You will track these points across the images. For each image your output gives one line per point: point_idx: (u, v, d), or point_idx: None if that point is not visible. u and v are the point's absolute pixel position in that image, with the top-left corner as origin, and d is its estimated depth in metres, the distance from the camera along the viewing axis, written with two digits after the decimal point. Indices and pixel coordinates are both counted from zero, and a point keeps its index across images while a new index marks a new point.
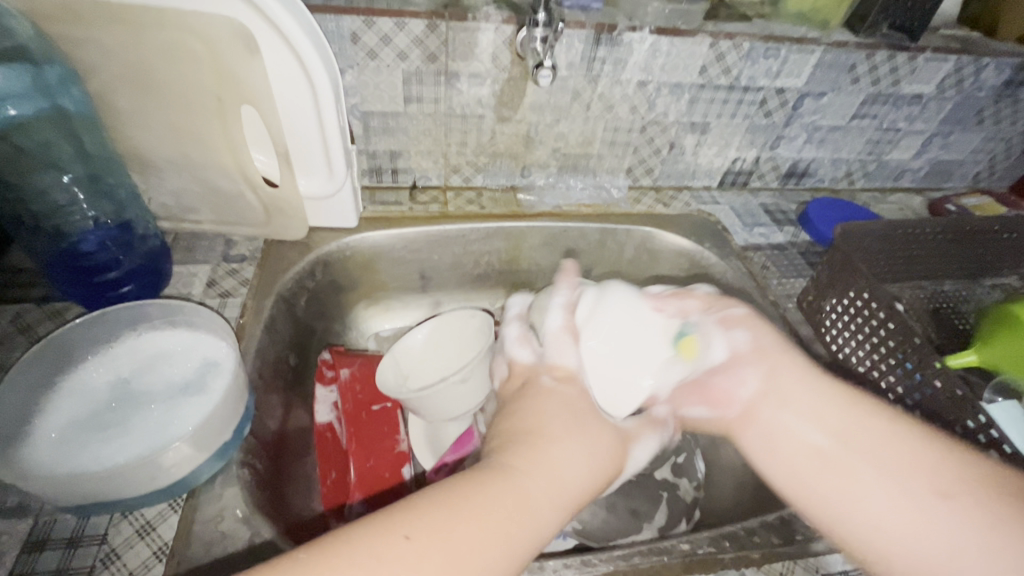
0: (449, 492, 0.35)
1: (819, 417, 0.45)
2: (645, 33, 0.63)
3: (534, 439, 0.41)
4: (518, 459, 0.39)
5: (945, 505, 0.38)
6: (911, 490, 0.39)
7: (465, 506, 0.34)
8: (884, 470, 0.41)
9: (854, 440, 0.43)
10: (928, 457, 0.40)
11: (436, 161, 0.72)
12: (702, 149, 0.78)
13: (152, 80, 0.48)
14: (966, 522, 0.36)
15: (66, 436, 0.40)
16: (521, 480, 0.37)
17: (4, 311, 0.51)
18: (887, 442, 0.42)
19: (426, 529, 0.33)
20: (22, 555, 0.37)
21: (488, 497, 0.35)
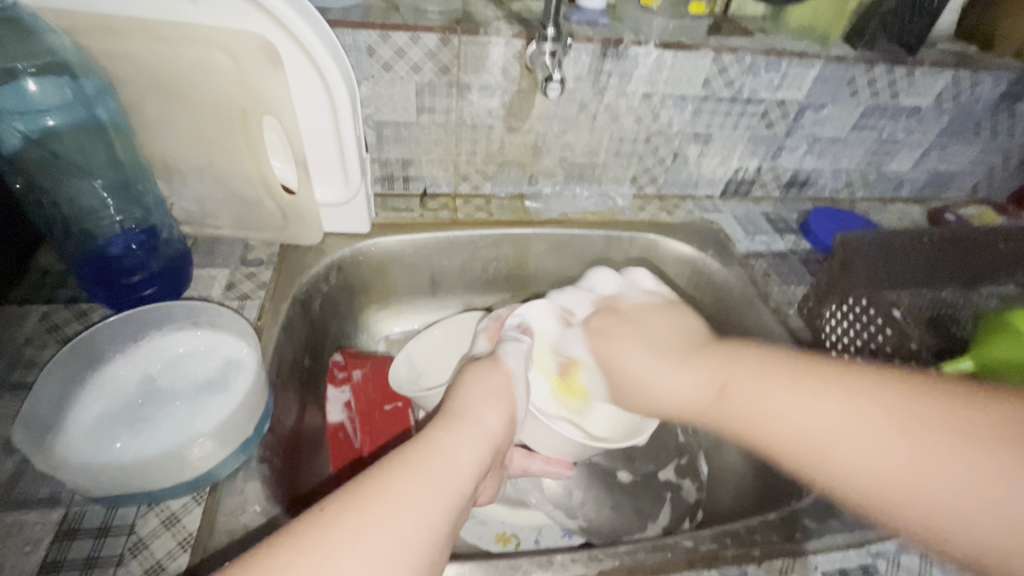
0: (352, 500, 0.33)
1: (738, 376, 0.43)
2: (650, 47, 0.65)
3: (426, 444, 0.39)
4: (413, 462, 0.37)
5: (857, 419, 0.35)
6: (833, 412, 0.36)
7: (364, 515, 0.32)
8: (802, 409, 0.38)
9: (772, 391, 0.40)
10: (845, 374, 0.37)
11: (446, 169, 0.74)
12: (705, 158, 0.80)
13: (180, 92, 0.51)
14: (884, 423, 0.34)
15: (97, 429, 0.42)
16: (420, 481, 0.36)
17: (33, 312, 0.53)
18: (791, 384, 0.39)
19: (337, 538, 0.31)
20: (55, 544, 0.39)
21: (391, 499, 0.34)
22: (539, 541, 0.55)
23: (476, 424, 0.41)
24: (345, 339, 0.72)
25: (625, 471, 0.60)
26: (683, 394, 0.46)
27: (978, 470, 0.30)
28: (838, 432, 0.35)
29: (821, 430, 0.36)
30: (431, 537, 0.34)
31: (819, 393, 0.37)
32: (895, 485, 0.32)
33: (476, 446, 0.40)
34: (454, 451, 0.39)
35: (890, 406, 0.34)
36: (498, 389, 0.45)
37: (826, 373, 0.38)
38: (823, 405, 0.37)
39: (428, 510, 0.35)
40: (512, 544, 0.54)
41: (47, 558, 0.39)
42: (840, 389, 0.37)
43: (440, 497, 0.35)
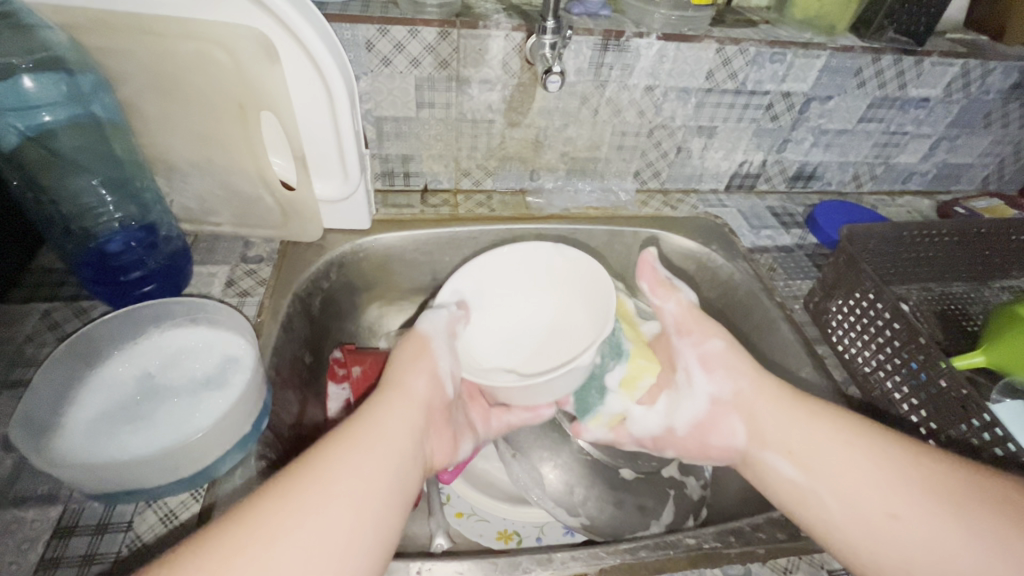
0: (283, 485, 0.36)
1: (786, 445, 0.47)
2: (652, 39, 0.64)
3: (353, 421, 0.42)
4: (340, 438, 0.40)
5: (910, 506, 0.40)
6: (895, 497, 0.41)
7: (301, 497, 0.35)
8: (860, 470, 0.43)
9: (837, 452, 0.44)
10: (887, 455, 0.42)
11: (447, 165, 0.74)
12: (709, 152, 0.79)
13: (178, 89, 0.50)
14: (924, 524, 0.39)
15: (95, 427, 0.42)
16: (353, 452, 0.39)
17: (35, 309, 0.54)
18: (864, 450, 0.43)
19: (270, 517, 0.34)
20: (53, 540, 0.39)
21: (326, 475, 0.37)
22: (541, 539, 0.55)
23: (403, 393, 0.45)
24: (347, 336, 0.71)
25: (629, 469, 0.58)
26: (803, 445, 0.46)
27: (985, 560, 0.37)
28: (882, 504, 0.41)
29: (867, 501, 0.41)
30: (371, 502, 0.37)
31: (901, 479, 0.41)
32: (918, 560, 0.38)
33: (404, 415, 0.44)
34: (387, 424, 0.42)
35: (944, 492, 0.39)
36: (415, 351, 0.49)
37: (908, 459, 0.42)
38: (887, 487, 0.41)
39: (367, 477, 0.38)
40: (514, 541, 0.54)
41: (45, 554, 0.39)
42: (909, 471, 0.41)
43: (372, 461, 0.39)
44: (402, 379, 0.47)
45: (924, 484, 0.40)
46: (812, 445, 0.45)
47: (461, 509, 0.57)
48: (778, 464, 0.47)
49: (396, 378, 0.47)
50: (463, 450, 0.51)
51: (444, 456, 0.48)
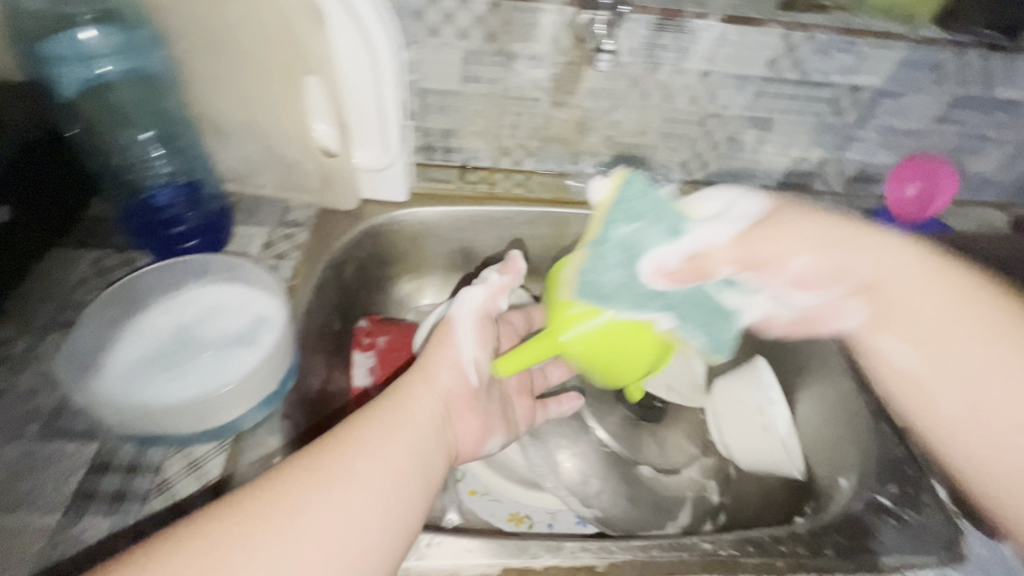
0: (324, 446, 0.37)
1: (906, 336, 0.53)
2: (713, 21, 0.61)
3: (386, 405, 0.43)
4: (371, 420, 0.41)
5: (930, 371, 0.51)
6: (902, 262, 0.53)
7: (331, 458, 0.36)
8: (963, 329, 0.50)
9: (831, 231, 0.54)
10: (952, 324, 0.50)
11: (488, 142, 0.73)
12: (763, 146, 0.74)
13: (225, 48, 0.51)
14: (926, 349, 0.52)
15: (135, 370, 0.44)
16: (383, 429, 0.40)
17: (86, 256, 0.56)
18: (918, 273, 0.53)
19: (299, 479, 0.35)
20: (88, 474, 0.41)
21: (357, 456, 0.37)
22: (552, 527, 0.54)
23: (428, 381, 0.46)
24: (376, 308, 0.72)
25: (648, 466, 0.58)
26: (917, 302, 0.52)
27: (997, 369, 0.48)
28: (894, 264, 0.53)
29: (903, 267, 0.53)
30: (396, 484, 0.37)
31: (912, 270, 0.53)
32: (991, 418, 0.47)
33: (426, 404, 0.44)
34: (415, 410, 0.43)
35: (999, 338, 0.49)
36: (439, 347, 0.49)
37: (965, 297, 0.51)
38: (939, 289, 0.52)
39: (394, 459, 0.38)
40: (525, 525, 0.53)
41: (81, 487, 0.41)
42: (938, 283, 0.52)
43: (401, 442, 0.40)
44: (425, 371, 0.47)
45: (976, 310, 0.50)
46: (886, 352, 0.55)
47: (473, 488, 0.56)
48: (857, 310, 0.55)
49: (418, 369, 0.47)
50: (491, 445, 0.50)
51: (471, 438, 0.48)
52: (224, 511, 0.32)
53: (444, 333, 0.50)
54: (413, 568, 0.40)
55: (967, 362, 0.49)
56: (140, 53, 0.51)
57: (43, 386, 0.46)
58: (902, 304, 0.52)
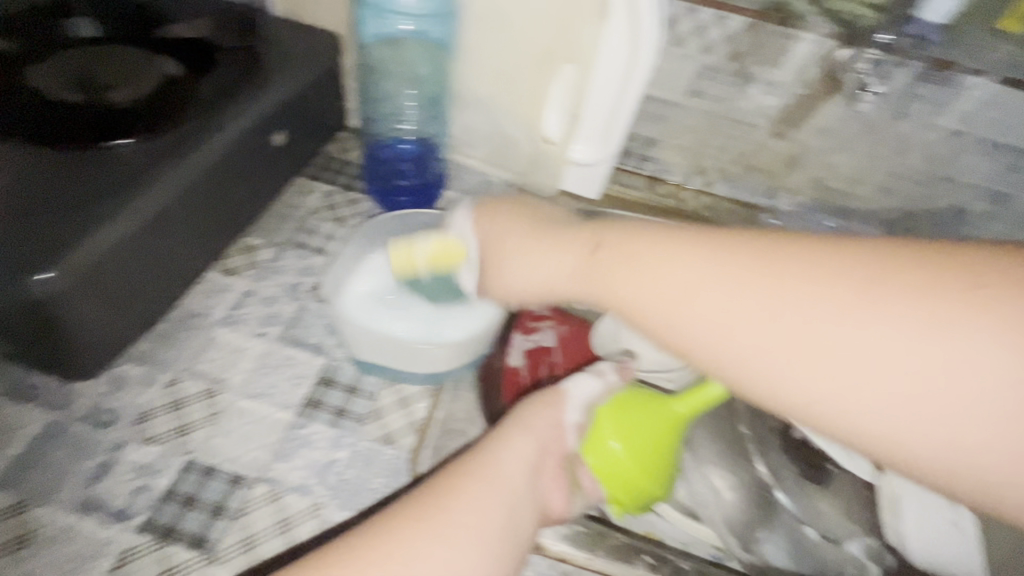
0: (423, 498, 0.35)
1: (811, 318, 0.27)
2: (986, 80, 0.57)
3: (482, 453, 0.39)
4: (465, 469, 0.37)
5: (917, 337, 0.25)
6: (735, 270, 0.30)
7: (425, 514, 0.34)
8: (960, 359, 0.25)
9: (813, 311, 0.27)
10: (902, 284, 0.26)
11: (687, 158, 0.71)
12: (993, 223, 0.67)
13: (500, 23, 0.54)
14: (882, 338, 0.26)
15: (371, 299, 0.49)
16: (478, 485, 0.36)
17: (320, 189, 0.62)
18: (851, 292, 0.27)
19: (398, 536, 0.33)
20: (317, 385, 0.46)
21: (449, 506, 0.35)
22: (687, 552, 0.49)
23: (524, 432, 0.41)
24: None
25: (811, 529, 0.53)
26: (788, 328, 0.28)
27: (838, 321, 0.27)
28: (754, 329, 0.28)
29: (789, 328, 0.28)
30: (486, 537, 0.34)
31: (804, 301, 0.28)
32: (793, 378, 0.28)
33: (520, 455, 0.39)
34: (508, 467, 0.38)
35: (880, 288, 0.26)
36: (540, 404, 0.43)
37: (859, 278, 0.27)
38: (919, 279, 0.26)
39: (483, 516, 0.35)
40: None
41: (311, 395, 0.45)
42: (837, 287, 0.27)
43: (495, 496, 0.36)
44: (527, 421, 0.42)
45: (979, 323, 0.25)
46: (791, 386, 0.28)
47: None
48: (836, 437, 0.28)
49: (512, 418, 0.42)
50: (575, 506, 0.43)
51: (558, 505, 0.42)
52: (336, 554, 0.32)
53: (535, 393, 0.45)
54: None
55: (838, 340, 0.27)
56: (436, 19, 0.56)
57: (283, 297, 0.51)
58: (797, 359, 0.27)
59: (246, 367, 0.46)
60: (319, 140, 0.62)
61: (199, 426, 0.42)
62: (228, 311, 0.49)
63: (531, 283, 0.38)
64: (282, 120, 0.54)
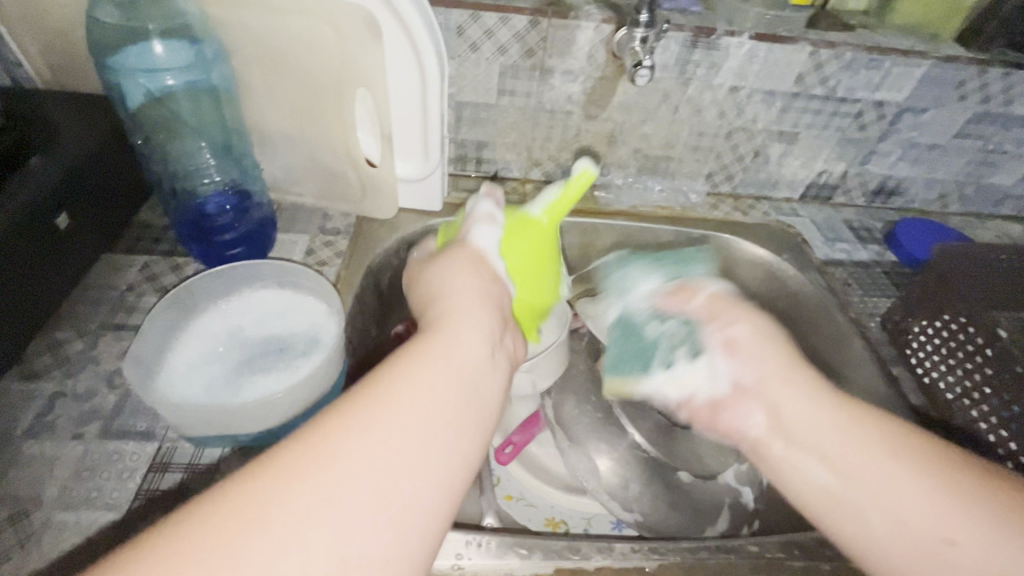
0: (334, 429, 0.27)
1: (805, 419, 0.40)
2: (744, 39, 0.63)
3: (409, 344, 0.33)
4: (397, 384, 0.29)
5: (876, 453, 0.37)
6: (784, 359, 0.44)
7: (343, 450, 0.26)
8: (928, 502, 0.34)
9: (739, 337, 0.47)
10: (867, 423, 0.38)
11: (519, 154, 0.74)
12: (787, 159, 0.76)
13: (281, 62, 0.54)
14: (906, 478, 0.35)
15: (192, 371, 0.45)
16: (421, 410, 0.29)
17: (135, 262, 0.57)
18: (855, 415, 0.39)
19: (306, 489, 0.25)
20: (149, 474, 0.42)
21: (376, 411, 0.28)
22: (589, 530, 0.56)
23: (469, 333, 0.35)
24: None
25: (686, 472, 0.58)
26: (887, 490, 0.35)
27: (891, 473, 0.36)
28: (747, 350, 0.46)
29: (750, 360, 0.45)
30: (434, 470, 0.27)
31: (796, 376, 0.43)
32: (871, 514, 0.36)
33: (471, 356, 0.33)
34: (444, 354, 0.32)
35: (915, 454, 0.36)
36: (473, 270, 0.43)
37: (910, 431, 0.38)
38: (831, 395, 0.41)
39: (414, 412, 0.28)
40: (561, 529, 0.56)
41: (143, 488, 0.42)
42: (838, 394, 0.41)
43: (438, 421, 0.29)
44: (441, 294, 0.39)
45: (954, 480, 0.34)
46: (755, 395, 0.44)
47: (508, 493, 0.58)
48: (743, 416, 0.45)
49: (442, 305, 0.38)
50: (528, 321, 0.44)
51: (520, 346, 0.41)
52: (203, 527, 0.23)
53: (450, 256, 0.44)
54: (467, 567, 0.41)
55: (872, 468, 0.36)
56: (209, 66, 0.53)
57: (100, 388, 0.47)
58: (759, 367, 0.44)
59: (62, 477, 0.42)
60: (120, 216, 0.57)
61: (9, 557, 0.38)
62: (34, 421, 0.44)
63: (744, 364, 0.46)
64: (64, 202, 0.49)
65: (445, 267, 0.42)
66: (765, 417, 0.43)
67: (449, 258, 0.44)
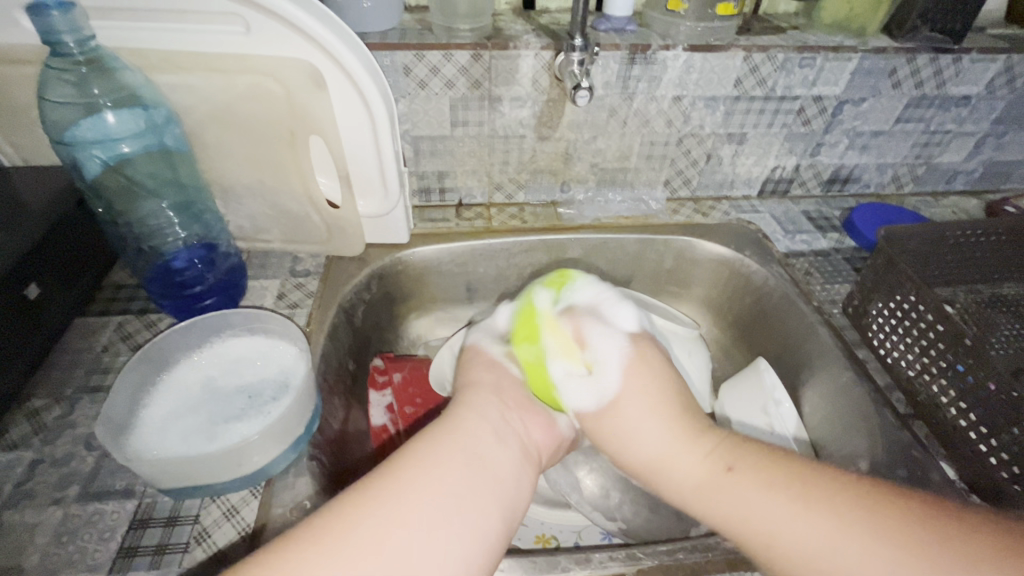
0: (402, 465, 0.37)
1: (718, 459, 0.40)
2: (678, 51, 0.66)
3: (447, 417, 0.43)
4: (446, 427, 0.41)
5: (772, 496, 0.36)
6: (703, 457, 0.40)
7: (417, 483, 0.36)
8: (855, 562, 0.32)
9: (647, 394, 0.44)
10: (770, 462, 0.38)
11: (481, 179, 0.77)
12: (740, 158, 0.79)
13: (233, 118, 0.57)
14: (812, 515, 0.34)
15: (165, 425, 0.46)
16: (459, 451, 0.39)
17: (110, 322, 0.59)
18: (754, 474, 0.38)
19: (392, 513, 0.34)
20: (130, 531, 0.43)
21: (435, 467, 0.37)
22: (579, 543, 0.56)
23: (490, 391, 0.47)
24: (388, 347, 0.74)
25: None
26: (793, 533, 0.35)
27: (802, 519, 0.35)
28: (648, 440, 0.42)
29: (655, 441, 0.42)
30: (471, 495, 0.36)
31: (749, 459, 0.39)
32: (809, 565, 0.34)
33: (485, 407, 0.44)
34: (474, 424, 0.42)
35: (800, 485, 0.36)
36: (492, 362, 0.52)
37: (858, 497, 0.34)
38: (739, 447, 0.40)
39: (466, 468, 0.38)
40: (552, 545, 0.56)
41: (124, 544, 0.42)
42: (744, 458, 0.39)
43: (471, 457, 0.39)
44: (470, 383, 0.49)
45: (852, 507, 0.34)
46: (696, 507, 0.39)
47: None
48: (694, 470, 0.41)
49: (470, 384, 0.48)
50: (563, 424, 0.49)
51: (542, 434, 0.47)
52: (325, 540, 0.32)
53: (474, 358, 0.53)
54: None
55: (783, 515, 0.35)
56: (159, 130, 0.55)
57: (79, 451, 0.48)
58: (682, 479, 0.40)
59: (43, 542, 0.42)
60: (87, 283, 0.58)
61: None
62: (14, 490, 0.45)
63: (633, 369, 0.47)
64: (33, 272, 0.50)
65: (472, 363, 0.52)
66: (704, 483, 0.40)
67: (473, 359, 0.53)
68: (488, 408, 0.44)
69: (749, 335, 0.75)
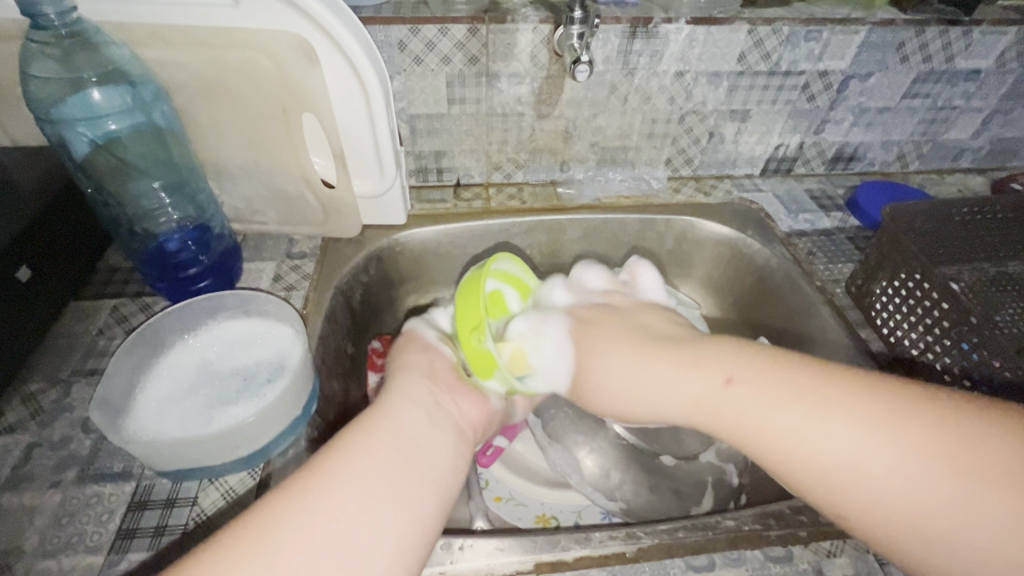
0: (312, 464, 0.36)
1: (779, 399, 0.40)
2: (680, 24, 0.64)
3: (374, 406, 0.43)
4: (370, 418, 0.41)
5: (830, 417, 0.37)
6: (710, 377, 0.43)
7: (329, 479, 0.35)
8: (937, 490, 0.33)
9: (623, 354, 0.49)
10: (872, 393, 0.37)
11: (479, 159, 0.75)
12: (743, 136, 0.77)
13: (223, 95, 0.55)
14: (859, 427, 0.36)
15: (161, 407, 0.46)
16: (383, 439, 0.39)
17: (104, 306, 0.58)
18: (865, 420, 0.36)
19: (300, 509, 0.33)
20: (128, 513, 0.43)
21: (348, 458, 0.37)
22: (579, 523, 0.57)
23: (415, 374, 0.48)
24: (386, 329, 0.73)
25: (668, 455, 0.60)
26: (840, 453, 0.36)
27: (854, 440, 0.36)
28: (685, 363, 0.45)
29: (668, 392, 0.45)
30: (394, 476, 0.37)
31: (778, 390, 0.40)
32: (904, 503, 0.34)
33: (411, 389, 0.46)
34: (403, 410, 0.42)
35: (874, 409, 0.36)
36: (420, 345, 0.53)
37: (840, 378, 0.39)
38: (786, 382, 0.40)
39: (387, 453, 0.38)
40: (552, 524, 0.57)
41: (123, 526, 0.42)
42: (856, 403, 0.37)
43: (395, 439, 0.39)
44: (404, 365, 0.50)
45: (936, 429, 0.34)
46: (710, 425, 0.43)
47: (499, 494, 0.59)
48: (698, 395, 0.44)
49: (392, 371, 0.50)
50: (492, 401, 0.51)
51: (476, 412, 0.48)
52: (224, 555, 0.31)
53: (410, 339, 0.55)
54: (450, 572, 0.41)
55: (813, 435, 0.37)
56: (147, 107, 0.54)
57: (76, 434, 0.48)
58: (704, 408, 0.43)
59: (42, 525, 0.42)
60: (81, 267, 0.57)
61: None
62: (12, 473, 0.45)
63: (639, 407, 0.47)
64: (25, 253, 0.49)
65: (403, 350, 0.53)
66: (706, 403, 0.43)
67: (409, 342, 0.54)
68: (412, 393, 0.45)
69: (750, 316, 0.75)
